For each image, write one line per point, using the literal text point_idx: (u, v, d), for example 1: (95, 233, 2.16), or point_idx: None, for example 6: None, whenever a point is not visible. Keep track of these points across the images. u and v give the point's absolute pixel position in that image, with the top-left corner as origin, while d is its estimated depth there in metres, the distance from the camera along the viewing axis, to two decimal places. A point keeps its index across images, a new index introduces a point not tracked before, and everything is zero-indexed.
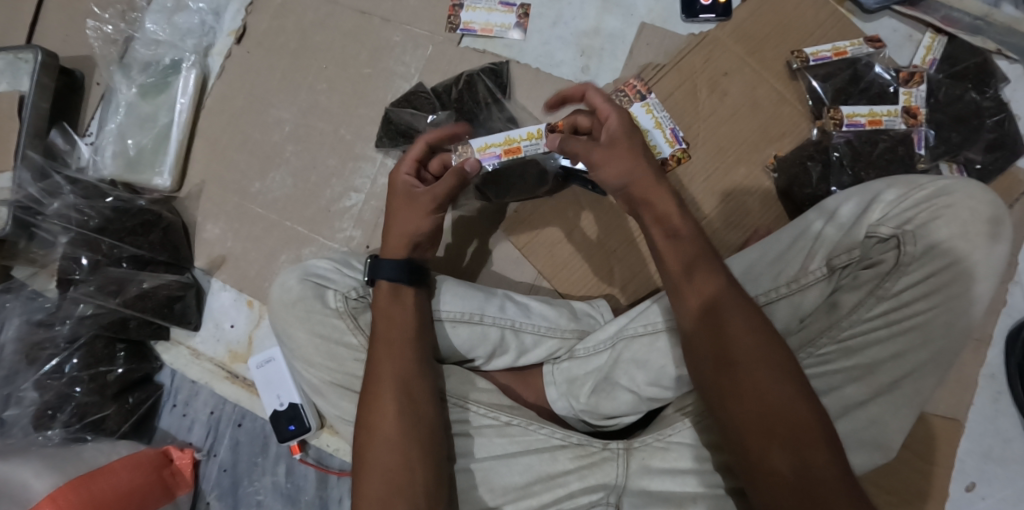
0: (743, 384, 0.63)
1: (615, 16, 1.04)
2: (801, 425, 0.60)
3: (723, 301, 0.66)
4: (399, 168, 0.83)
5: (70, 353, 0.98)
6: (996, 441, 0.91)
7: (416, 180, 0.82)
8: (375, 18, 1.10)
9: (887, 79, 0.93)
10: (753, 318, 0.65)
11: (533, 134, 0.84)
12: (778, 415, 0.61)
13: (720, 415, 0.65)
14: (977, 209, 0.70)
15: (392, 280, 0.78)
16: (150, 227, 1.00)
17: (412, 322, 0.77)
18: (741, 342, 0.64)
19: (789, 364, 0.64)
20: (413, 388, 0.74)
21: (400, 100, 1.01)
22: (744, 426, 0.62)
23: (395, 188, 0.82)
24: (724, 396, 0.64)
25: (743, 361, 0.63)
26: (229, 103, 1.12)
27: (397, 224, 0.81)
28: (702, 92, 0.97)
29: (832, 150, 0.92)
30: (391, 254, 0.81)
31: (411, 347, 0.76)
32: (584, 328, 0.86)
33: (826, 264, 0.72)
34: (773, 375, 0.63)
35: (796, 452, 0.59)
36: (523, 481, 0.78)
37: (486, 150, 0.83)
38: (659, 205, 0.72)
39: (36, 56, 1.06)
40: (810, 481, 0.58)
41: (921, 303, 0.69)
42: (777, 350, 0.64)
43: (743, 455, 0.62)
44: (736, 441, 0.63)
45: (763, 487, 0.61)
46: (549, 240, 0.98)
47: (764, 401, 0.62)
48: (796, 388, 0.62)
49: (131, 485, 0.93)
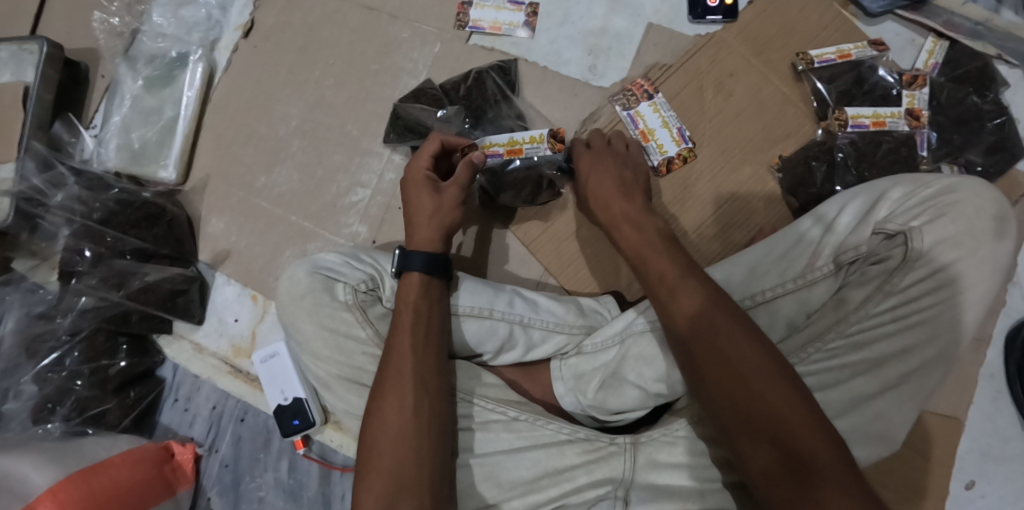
0: (722, 381, 0.64)
1: (623, 16, 1.05)
2: (785, 414, 0.61)
3: (694, 304, 0.68)
4: (414, 165, 0.83)
5: (70, 346, 0.97)
6: (995, 440, 0.92)
7: (433, 175, 0.83)
8: (383, 15, 1.10)
9: (890, 82, 0.94)
10: (734, 317, 0.66)
11: (534, 138, 0.91)
12: (764, 408, 0.62)
13: (710, 415, 0.66)
14: (982, 206, 0.71)
15: (425, 272, 0.78)
16: (154, 221, 1.00)
17: (413, 314, 0.76)
18: (716, 341, 0.65)
19: (770, 353, 0.64)
20: (429, 382, 0.73)
21: (408, 96, 1.00)
22: (729, 422, 0.64)
23: (415, 183, 0.82)
24: (709, 395, 0.65)
25: (720, 361, 0.65)
26: (235, 97, 1.12)
27: (425, 215, 0.80)
28: (708, 91, 0.98)
29: (836, 151, 0.93)
30: (419, 245, 0.80)
31: (410, 340, 0.74)
32: (592, 325, 0.86)
33: (832, 261, 0.74)
34: (757, 372, 0.63)
35: (784, 444, 0.60)
36: (530, 476, 0.78)
37: (489, 149, 0.92)
38: (625, 232, 0.80)
39: (41, 47, 1.05)
40: (802, 472, 0.59)
41: (927, 298, 0.70)
42: (761, 346, 0.65)
43: (737, 451, 0.63)
44: (727, 436, 0.64)
45: (760, 483, 0.62)
46: (555, 237, 0.99)
47: (747, 399, 0.63)
48: (783, 380, 0.63)
49: (132, 480, 0.92)
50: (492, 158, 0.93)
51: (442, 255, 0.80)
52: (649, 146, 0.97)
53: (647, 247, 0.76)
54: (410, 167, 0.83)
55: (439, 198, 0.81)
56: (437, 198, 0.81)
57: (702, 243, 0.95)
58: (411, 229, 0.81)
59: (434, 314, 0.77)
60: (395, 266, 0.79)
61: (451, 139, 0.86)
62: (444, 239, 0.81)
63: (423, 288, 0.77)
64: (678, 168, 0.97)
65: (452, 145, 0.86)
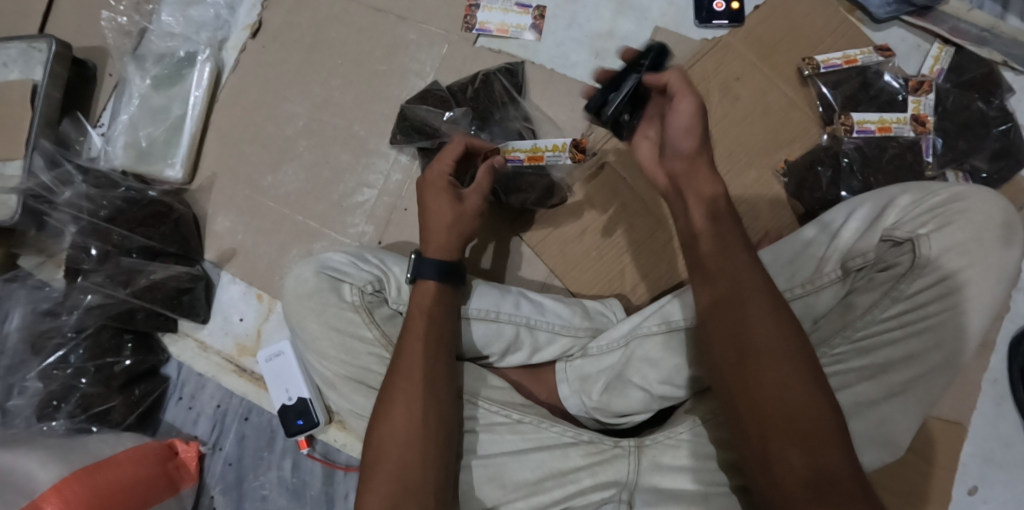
0: (761, 377, 0.62)
1: (630, 19, 1.05)
2: (814, 418, 0.60)
3: (736, 298, 0.66)
4: (436, 168, 0.82)
5: (75, 344, 0.97)
6: (998, 445, 0.92)
7: (454, 179, 0.82)
8: (391, 16, 1.10)
9: (895, 87, 0.95)
10: (770, 304, 0.65)
11: (556, 146, 0.86)
12: (794, 408, 0.61)
13: (731, 407, 0.65)
14: (990, 214, 0.72)
15: (440, 280, 0.78)
16: (160, 219, 1.00)
17: (426, 320, 0.76)
18: (754, 336, 0.64)
19: (806, 351, 0.63)
20: (438, 386, 0.74)
21: (415, 97, 1.01)
22: (762, 418, 0.62)
23: (436, 188, 0.81)
24: (735, 387, 0.64)
25: (754, 355, 0.63)
26: (243, 96, 1.13)
27: (444, 223, 0.79)
28: (714, 95, 0.98)
29: (842, 156, 0.93)
30: (434, 253, 0.79)
31: (423, 345, 0.75)
32: (598, 327, 0.86)
33: (840, 267, 0.74)
34: (790, 368, 0.62)
35: (809, 448, 0.60)
36: (534, 478, 0.78)
37: (511, 153, 0.89)
38: (700, 186, 0.73)
39: (50, 46, 1.06)
40: (823, 477, 0.58)
41: (935, 305, 0.70)
42: (792, 341, 0.63)
43: (760, 451, 0.62)
44: (753, 434, 0.63)
45: (780, 486, 0.60)
46: (561, 239, 0.99)
47: (776, 396, 0.62)
48: (810, 377, 0.62)
49: (136, 477, 0.92)
50: (513, 162, 0.89)
51: (456, 263, 0.80)
52: None
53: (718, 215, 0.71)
54: (431, 170, 0.83)
55: (460, 205, 0.80)
56: (458, 205, 0.80)
57: None
58: (427, 235, 0.80)
59: (447, 321, 0.77)
60: (410, 272, 0.79)
61: (477, 141, 0.85)
62: (460, 247, 0.81)
63: (438, 295, 0.78)
64: None
65: (476, 148, 0.85)
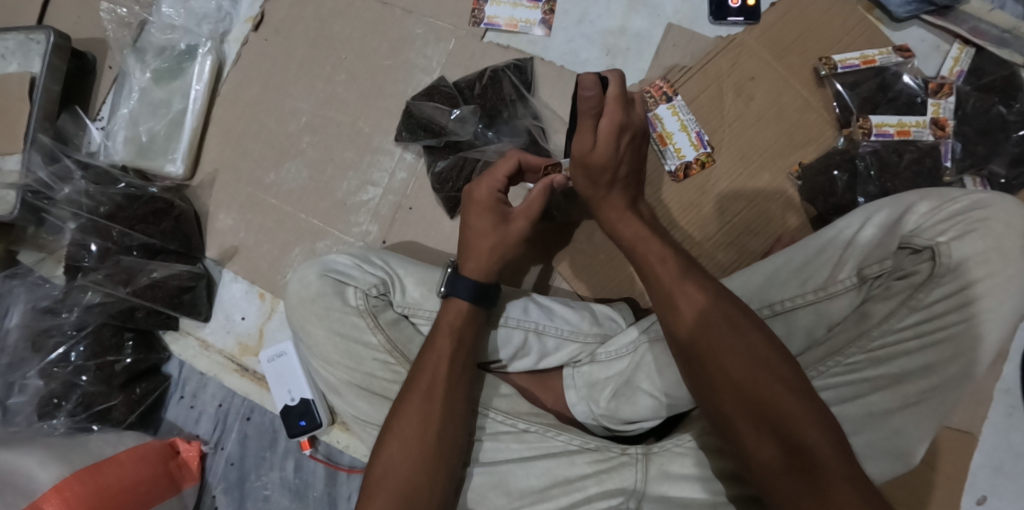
0: (719, 375, 0.63)
1: (642, 15, 1.03)
2: (783, 406, 0.60)
3: (690, 307, 0.66)
4: (485, 185, 0.78)
5: (76, 341, 0.95)
6: (1008, 456, 0.91)
7: (503, 198, 0.79)
8: (396, 10, 1.08)
9: (915, 90, 0.92)
10: (719, 306, 0.65)
11: None
12: (759, 399, 0.61)
13: (704, 410, 0.65)
14: (1012, 223, 0.69)
15: (473, 301, 0.75)
16: (161, 216, 0.98)
17: (455, 340, 0.74)
18: (711, 339, 0.64)
19: (766, 346, 0.63)
20: (455, 403, 0.73)
21: (421, 94, 0.98)
22: (733, 417, 0.62)
23: (480, 206, 0.78)
24: (703, 391, 0.64)
25: (710, 354, 0.64)
26: (245, 91, 1.10)
27: (487, 246, 0.76)
28: (727, 96, 0.96)
29: (857, 160, 0.90)
30: (471, 271, 0.76)
31: (449, 365, 0.73)
32: (606, 333, 0.85)
33: (856, 273, 0.72)
34: (748, 362, 0.62)
35: (781, 434, 0.59)
36: (539, 485, 0.76)
37: None
38: (607, 214, 0.75)
39: (48, 37, 1.03)
40: (803, 461, 0.58)
41: (952, 315, 0.68)
42: (749, 334, 0.63)
43: (739, 449, 0.62)
44: (729, 433, 0.62)
45: (763, 478, 0.60)
46: (570, 244, 0.97)
47: (743, 393, 0.61)
48: (773, 368, 0.61)
49: (138, 476, 0.91)
50: None
51: (493, 287, 0.77)
52: (667, 150, 0.96)
53: (639, 232, 0.73)
54: (479, 186, 0.79)
55: (505, 228, 0.77)
56: (502, 227, 0.77)
57: (715, 253, 0.94)
58: (467, 253, 0.78)
59: (476, 343, 0.76)
60: (443, 287, 0.77)
61: (530, 158, 0.81)
62: (499, 272, 0.78)
63: (470, 319, 0.75)
64: (695, 173, 0.96)
65: (530, 165, 0.81)
